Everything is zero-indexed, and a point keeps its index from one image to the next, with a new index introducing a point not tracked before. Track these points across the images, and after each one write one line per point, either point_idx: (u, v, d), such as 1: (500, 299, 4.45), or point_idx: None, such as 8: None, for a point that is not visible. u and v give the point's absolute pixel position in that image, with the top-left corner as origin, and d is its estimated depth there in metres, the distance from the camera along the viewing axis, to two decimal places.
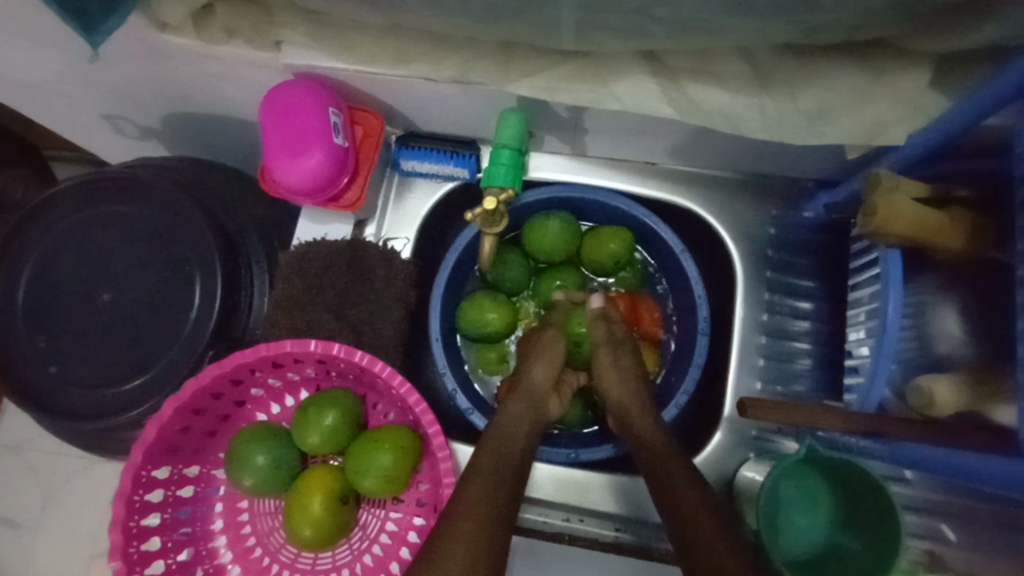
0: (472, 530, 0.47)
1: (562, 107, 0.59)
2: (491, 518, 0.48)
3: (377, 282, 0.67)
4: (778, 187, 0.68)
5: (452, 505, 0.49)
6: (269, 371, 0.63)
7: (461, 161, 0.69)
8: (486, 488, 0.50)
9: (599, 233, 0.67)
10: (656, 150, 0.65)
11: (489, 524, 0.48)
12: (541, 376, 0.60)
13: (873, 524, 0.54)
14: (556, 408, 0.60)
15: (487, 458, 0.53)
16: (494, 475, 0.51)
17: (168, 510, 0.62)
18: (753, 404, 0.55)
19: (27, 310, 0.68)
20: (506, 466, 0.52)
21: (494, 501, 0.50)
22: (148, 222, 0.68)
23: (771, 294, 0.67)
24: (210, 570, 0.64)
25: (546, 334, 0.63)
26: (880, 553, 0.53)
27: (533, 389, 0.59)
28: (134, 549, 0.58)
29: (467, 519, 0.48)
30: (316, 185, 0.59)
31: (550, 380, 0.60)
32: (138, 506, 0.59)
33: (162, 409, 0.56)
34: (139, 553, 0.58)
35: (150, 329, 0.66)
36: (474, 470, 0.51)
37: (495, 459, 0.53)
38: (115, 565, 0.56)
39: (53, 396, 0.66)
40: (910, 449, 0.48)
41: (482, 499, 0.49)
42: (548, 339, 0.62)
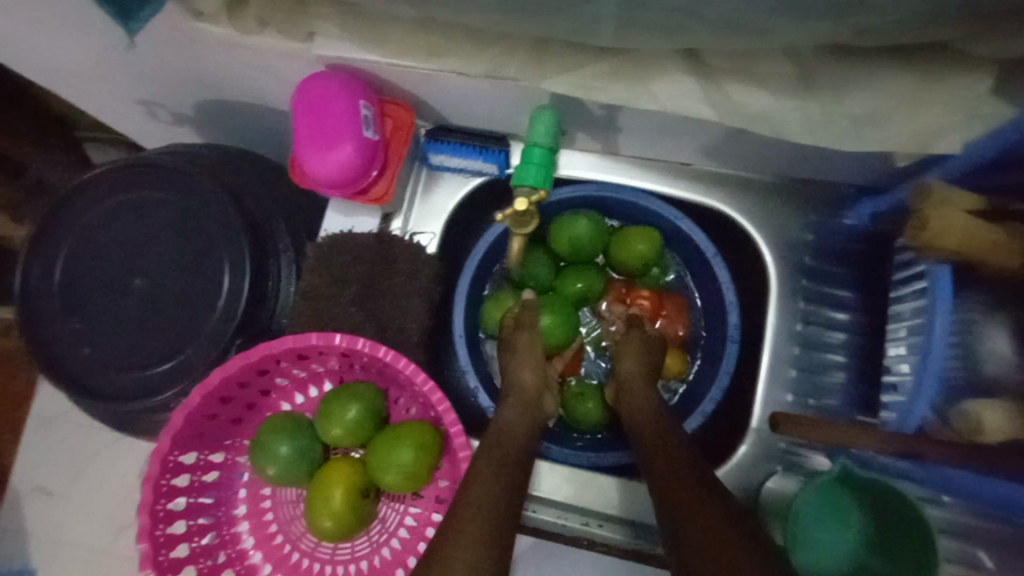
0: (475, 530, 0.47)
1: (597, 105, 0.57)
2: (497, 518, 0.48)
3: (402, 276, 0.67)
4: (818, 192, 0.65)
5: (456, 507, 0.49)
6: (294, 363, 0.63)
7: (490, 157, 0.68)
8: (487, 492, 0.49)
9: (627, 233, 0.67)
10: (693, 151, 0.64)
11: (489, 529, 0.47)
12: (529, 377, 0.62)
13: (910, 548, 0.52)
14: (548, 403, 0.63)
15: (487, 467, 0.52)
16: (492, 486, 0.50)
17: (193, 495, 0.63)
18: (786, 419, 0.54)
19: (62, 291, 0.70)
20: (507, 467, 0.53)
21: (497, 508, 0.49)
22: (180, 210, 0.69)
23: (806, 303, 0.64)
24: (230, 555, 0.64)
25: (521, 338, 0.63)
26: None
27: (525, 394, 0.61)
28: (160, 532, 0.59)
29: (471, 521, 0.47)
30: (345, 179, 0.59)
31: (539, 379, 0.62)
32: (165, 490, 0.59)
33: (190, 396, 0.57)
34: (165, 536, 0.59)
35: (182, 316, 0.68)
36: (474, 477, 0.51)
37: (495, 465, 0.53)
38: (141, 548, 0.57)
39: (87, 376, 0.68)
40: (953, 474, 0.45)
41: (492, 504, 0.49)
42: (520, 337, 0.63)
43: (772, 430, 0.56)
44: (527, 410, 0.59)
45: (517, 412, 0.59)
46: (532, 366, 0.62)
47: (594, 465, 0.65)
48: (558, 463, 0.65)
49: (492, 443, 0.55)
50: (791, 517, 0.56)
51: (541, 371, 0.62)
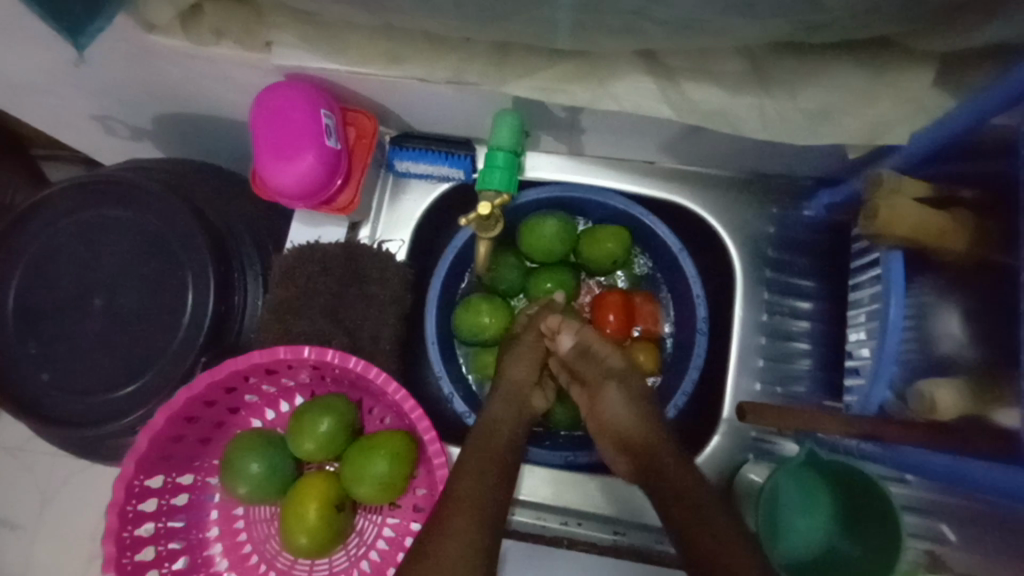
0: (463, 526, 0.49)
1: (559, 107, 0.58)
2: (485, 515, 0.50)
3: (371, 285, 0.66)
4: (778, 186, 0.67)
5: (444, 502, 0.51)
6: (263, 378, 0.62)
7: (456, 162, 0.68)
8: (476, 486, 0.52)
9: (596, 232, 0.68)
10: (656, 150, 0.65)
11: (479, 525, 0.50)
12: (522, 373, 0.62)
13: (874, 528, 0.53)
14: (541, 402, 0.62)
15: (473, 461, 0.54)
16: (479, 482, 0.53)
17: (162, 519, 0.61)
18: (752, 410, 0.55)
19: (17, 315, 0.67)
20: (492, 463, 0.55)
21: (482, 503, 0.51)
22: (140, 226, 0.67)
23: (770, 294, 0.66)
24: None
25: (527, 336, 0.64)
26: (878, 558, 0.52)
27: (515, 389, 0.61)
28: (127, 559, 0.57)
29: (460, 516, 0.50)
30: (308, 189, 0.58)
31: (531, 377, 0.62)
32: (132, 516, 0.58)
33: (154, 418, 0.55)
34: (133, 563, 0.57)
35: (146, 335, 0.66)
36: (463, 471, 0.53)
37: (482, 460, 0.55)
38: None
39: (46, 401, 0.66)
40: (917, 451, 0.47)
41: (476, 497, 0.51)
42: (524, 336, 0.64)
43: (740, 421, 0.56)
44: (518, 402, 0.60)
45: (505, 407, 0.59)
46: (528, 363, 0.62)
47: (568, 463, 0.64)
48: (537, 465, 0.64)
49: (480, 438, 0.56)
50: (761, 505, 0.56)
51: (533, 370, 0.62)
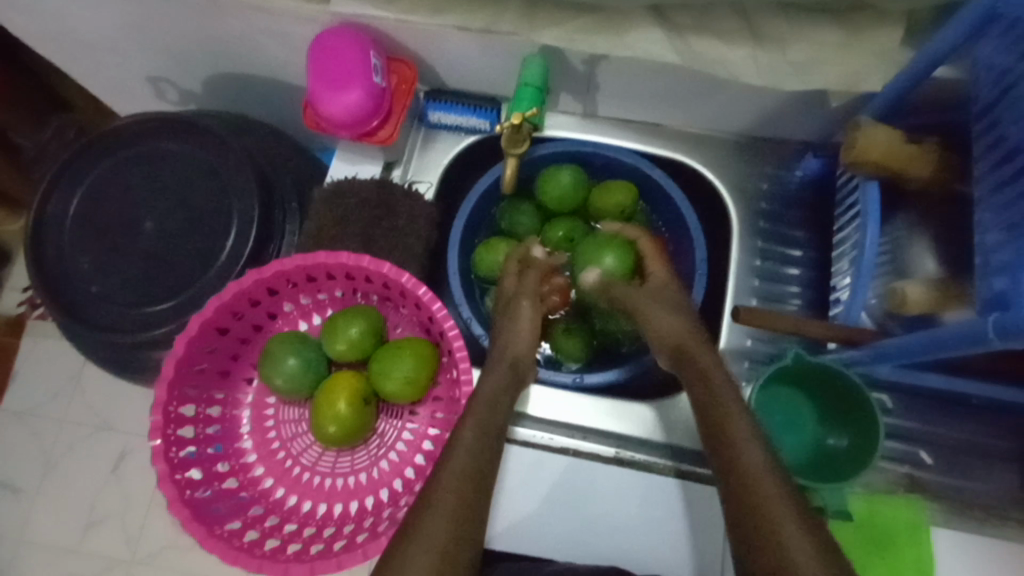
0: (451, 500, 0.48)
1: (578, 59, 0.65)
2: (480, 487, 0.49)
3: (401, 219, 0.72)
4: (772, 149, 0.74)
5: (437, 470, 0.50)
6: (302, 287, 0.67)
7: (483, 115, 0.75)
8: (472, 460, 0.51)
9: (607, 185, 0.75)
10: (661, 110, 0.72)
11: (467, 509, 0.48)
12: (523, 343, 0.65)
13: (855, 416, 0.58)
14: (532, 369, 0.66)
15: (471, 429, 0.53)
16: (479, 455, 0.51)
17: (201, 405, 0.65)
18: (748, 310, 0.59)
19: (72, 235, 0.73)
20: (490, 431, 0.54)
21: (479, 471, 0.50)
22: (192, 160, 0.74)
23: (764, 242, 0.72)
24: (231, 467, 0.65)
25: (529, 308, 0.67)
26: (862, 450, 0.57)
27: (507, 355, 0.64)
28: (171, 431, 0.60)
29: (450, 488, 0.48)
30: (354, 119, 0.65)
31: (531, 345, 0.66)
32: (178, 394, 0.61)
33: (206, 304, 0.59)
34: (175, 436, 0.61)
35: (191, 255, 0.72)
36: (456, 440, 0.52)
37: (480, 432, 0.54)
38: (152, 446, 0.58)
39: (92, 311, 0.71)
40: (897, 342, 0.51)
41: (470, 467, 0.50)
42: (511, 288, 0.69)
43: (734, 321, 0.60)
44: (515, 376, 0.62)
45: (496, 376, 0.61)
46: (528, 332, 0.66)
47: (578, 385, 0.70)
48: (548, 386, 0.69)
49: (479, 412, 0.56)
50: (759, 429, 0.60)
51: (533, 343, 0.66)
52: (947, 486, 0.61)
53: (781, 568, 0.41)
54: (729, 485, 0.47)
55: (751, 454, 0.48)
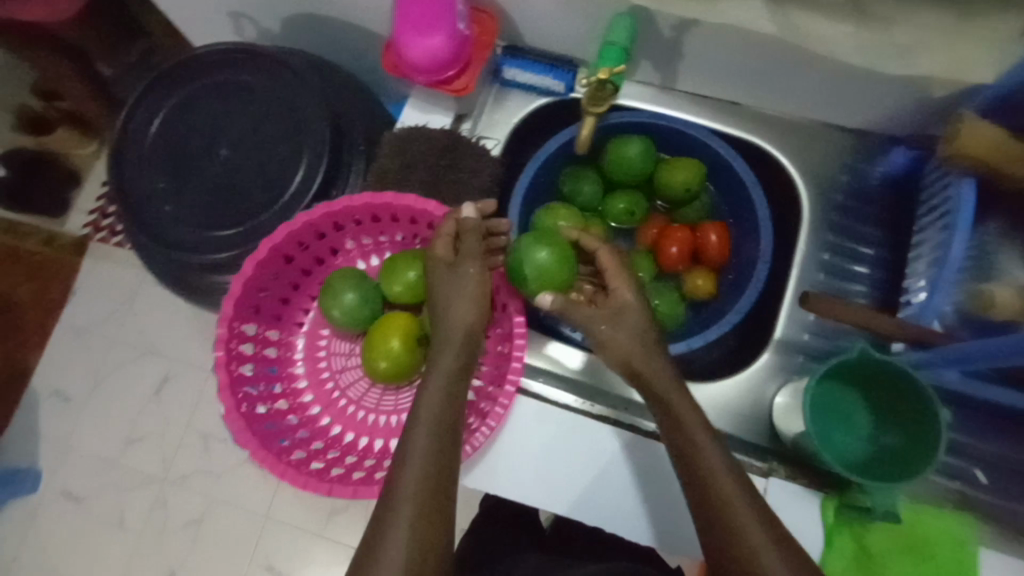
0: (412, 507, 0.49)
1: (667, 24, 0.63)
2: (445, 491, 0.50)
3: (466, 172, 0.72)
4: (855, 140, 0.70)
5: (390, 480, 0.50)
6: (366, 227, 0.68)
7: (559, 75, 0.73)
8: (426, 465, 0.51)
9: (674, 162, 0.74)
10: (744, 89, 0.70)
11: (432, 515, 0.49)
12: (471, 318, 0.58)
13: (913, 411, 0.55)
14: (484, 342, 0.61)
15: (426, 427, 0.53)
16: (433, 461, 0.51)
17: (262, 326, 0.67)
18: (816, 297, 0.58)
19: (151, 156, 0.76)
20: (447, 430, 0.53)
21: (440, 477, 0.50)
22: (271, 94, 0.76)
23: (835, 237, 0.69)
24: (282, 390, 0.68)
25: (474, 272, 0.59)
26: (922, 448, 0.53)
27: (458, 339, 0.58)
28: (234, 345, 0.62)
29: (410, 497, 0.49)
30: (433, 65, 0.66)
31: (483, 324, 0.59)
32: (244, 310, 0.63)
33: (278, 229, 0.61)
34: (237, 350, 0.63)
35: (261, 186, 0.74)
36: (409, 447, 0.52)
37: (437, 433, 0.52)
38: (216, 355, 0.60)
39: (166, 230, 0.74)
40: (969, 346, 0.50)
41: (423, 478, 0.50)
42: (445, 257, 0.59)
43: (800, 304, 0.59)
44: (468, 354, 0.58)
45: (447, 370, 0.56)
46: (472, 309, 0.58)
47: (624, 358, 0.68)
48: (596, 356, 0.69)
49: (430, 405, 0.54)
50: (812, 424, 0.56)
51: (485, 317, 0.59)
52: (996, 506, 0.59)
53: (743, 550, 0.48)
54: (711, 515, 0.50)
55: (712, 461, 0.52)
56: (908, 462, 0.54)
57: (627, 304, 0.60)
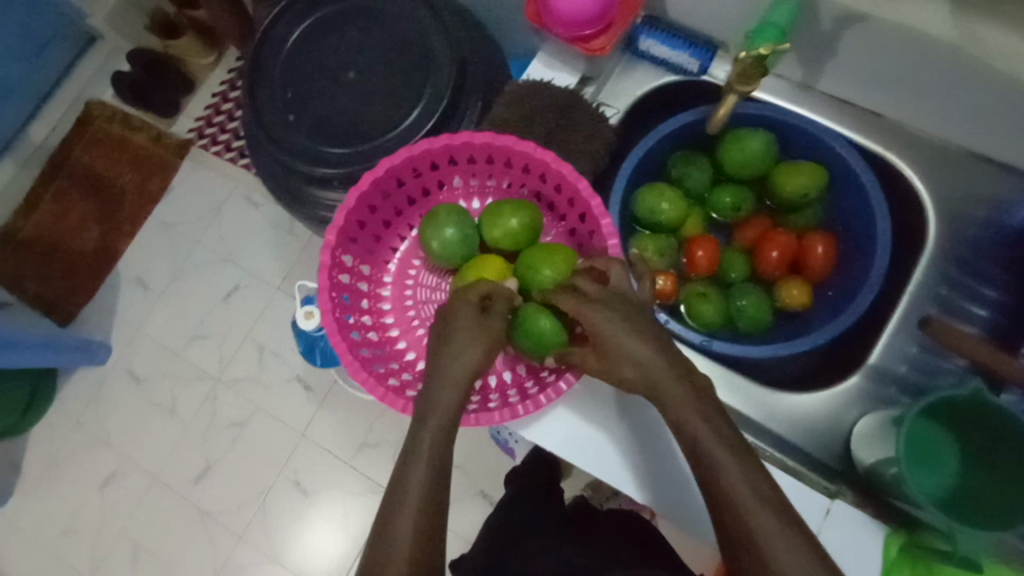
0: (410, 521, 0.47)
1: (829, 15, 0.60)
2: (435, 514, 0.48)
3: (581, 134, 0.72)
4: (1004, 175, 0.65)
5: (390, 494, 0.49)
6: (478, 167, 0.69)
7: (697, 52, 0.71)
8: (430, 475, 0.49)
9: (795, 163, 0.71)
10: (894, 99, 0.66)
11: (428, 534, 0.47)
12: (469, 361, 0.53)
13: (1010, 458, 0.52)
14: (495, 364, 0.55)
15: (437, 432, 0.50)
16: (432, 477, 0.49)
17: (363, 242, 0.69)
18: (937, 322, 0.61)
19: (283, 65, 0.79)
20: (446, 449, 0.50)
21: (435, 495, 0.48)
22: (406, 25, 0.77)
23: (957, 272, 0.65)
24: (368, 306, 0.70)
25: (469, 311, 0.55)
26: (1016, 494, 0.51)
27: (454, 373, 0.52)
28: (338, 252, 0.65)
29: (409, 510, 0.47)
30: (577, 19, 0.65)
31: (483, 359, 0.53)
32: (353, 222, 0.65)
33: (400, 150, 0.62)
34: (339, 258, 0.65)
35: (381, 113, 0.76)
36: (408, 463, 0.49)
37: (437, 453, 0.50)
38: (322, 257, 0.62)
39: (285, 138, 0.78)
40: None
41: (424, 496, 0.48)
42: (447, 312, 0.56)
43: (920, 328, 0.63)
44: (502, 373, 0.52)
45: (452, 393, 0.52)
46: (471, 350, 0.53)
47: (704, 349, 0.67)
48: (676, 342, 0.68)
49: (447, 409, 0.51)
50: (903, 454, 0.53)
51: (484, 355, 0.53)
52: None
53: None
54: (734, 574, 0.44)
55: (744, 498, 0.44)
56: (996, 509, 0.51)
57: (606, 328, 0.50)
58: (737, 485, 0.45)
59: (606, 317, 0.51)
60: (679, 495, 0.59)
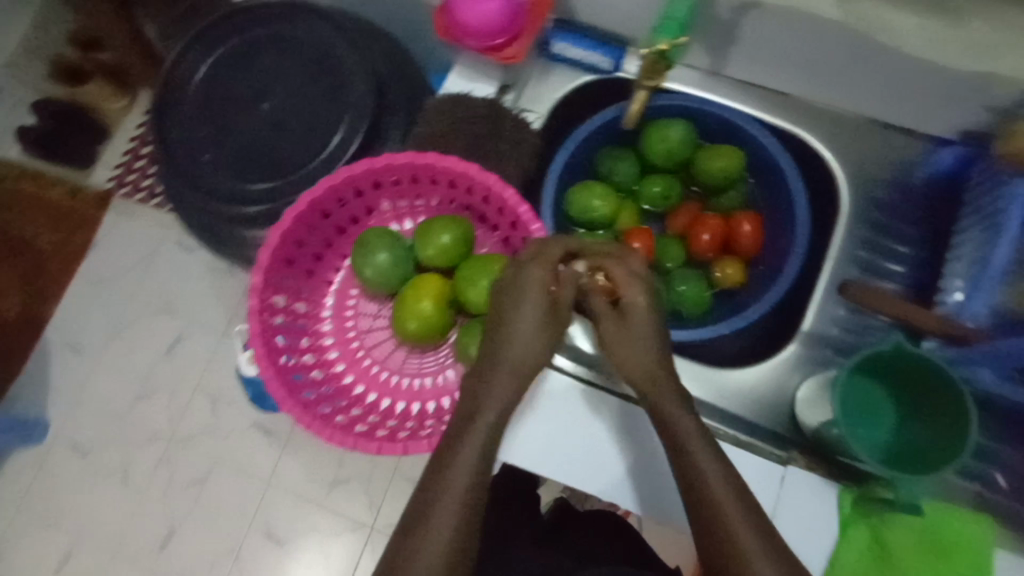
0: (439, 540, 0.44)
1: (725, 5, 0.62)
2: (468, 534, 0.45)
3: (506, 142, 0.72)
4: (902, 138, 0.69)
5: (412, 515, 0.46)
6: (404, 188, 0.68)
7: (609, 51, 0.72)
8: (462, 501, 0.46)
9: (714, 148, 0.73)
10: (796, 78, 0.69)
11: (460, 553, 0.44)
12: (529, 352, 0.53)
13: (938, 405, 0.55)
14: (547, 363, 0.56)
15: (469, 448, 0.49)
16: (460, 490, 0.47)
17: (294, 279, 0.67)
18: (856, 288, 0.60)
19: (193, 103, 0.76)
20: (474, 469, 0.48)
21: (464, 511, 0.46)
22: (316, 50, 0.75)
23: (873, 234, 0.69)
24: (308, 344, 0.68)
25: (528, 303, 0.54)
26: (945, 440, 0.54)
27: (513, 369, 0.52)
28: (266, 293, 0.62)
29: (434, 530, 0.45)
30: (487, 29, 0.65)
31: (543, 353, 0.54)
32: (279, 260, 0.63)
33: (320, 181, 0.61)
34: (269, 299, 0.63)
35: (302, 142, 0.74)
36: (429, 478, 0.48)
37: (471, 467, 0.48)
38: (249, 301, 0.60)
39: (204, 178, 0.75)
40: None
41: (452, 515, 0.45)
42: (509, 295, 0.55)
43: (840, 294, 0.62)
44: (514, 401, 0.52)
45: (506, 384, 0.52)
46: (531, 343, 0.53)
47: None
48: None
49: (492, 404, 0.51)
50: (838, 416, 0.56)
51: (549, 350, 0.54)
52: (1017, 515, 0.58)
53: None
54: (720, 549, 0.45)
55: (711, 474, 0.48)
56: (933, 456, 0.54)
57: (630, 331, 0.54)
58: (724, 492, 0.47)
59: (642, 313, 0.54)
60: (660, 484, 0.59)
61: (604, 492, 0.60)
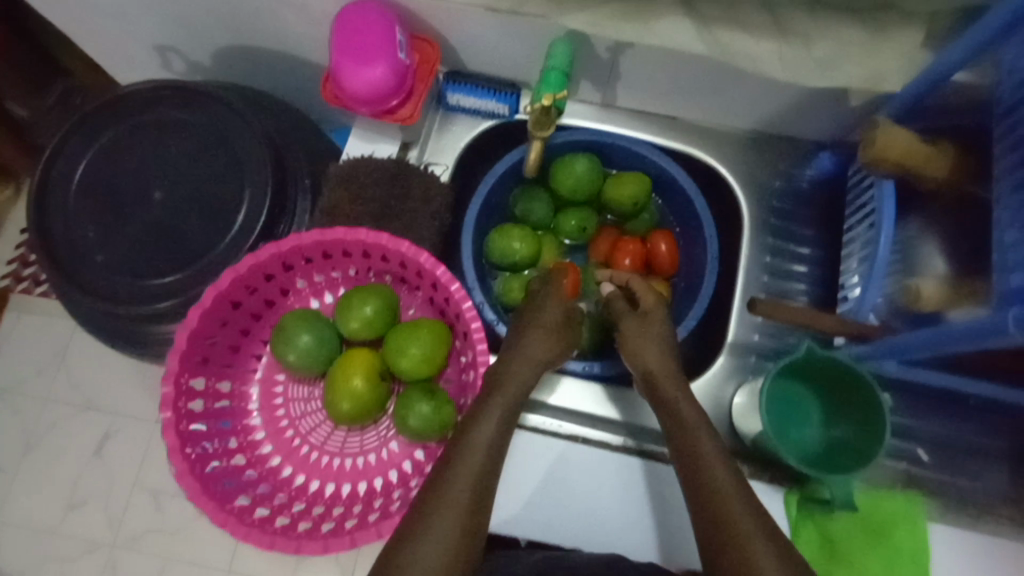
0: (450, 520, 0.49)
1: (602, 45, 0.65)
2: (476, 533, 0.49)
3: (416, 199, 0.71)
4: (786, 147, 0.74)
5: (427, 495, 0.50)
6: (316, 265, 0.66)
7: (503, 98, 0.74)
8: (472, 492, 0.50)
9: (619, 176, 0.75)
10: (681, 103, 0.72)
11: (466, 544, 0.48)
12: (542, 349, 0.60)
13: (855, 399, 0.60)
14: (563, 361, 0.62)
15: (487, 442, 0.53)
16: (477, 477, 0.51)
17: (212, 379, 0.64)
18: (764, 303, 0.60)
19: (76, 204, 0.71)
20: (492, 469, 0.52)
21: (475, 497, 0.50)
22: (203, 132, 0.72)
23: (775, 239, 0.73)
24: (238, 443, 0.65)
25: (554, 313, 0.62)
26: (865, 434, 0.59)
27: (529, 359, 0.59)
28: (182, 403, 0.60)
29: (447, 510, 0.49)
30: (375, 94, 0.65)
31: (556, 351, 0.60)
32: (190, 366, 0.61)
33: (220, 278, 0.58)
34: (186, 408, 0.60)
35: (201, 228, 0.71)
36: (453, 461, 0.52)
37: (487, 451, 0.53)
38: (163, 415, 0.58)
39: (97, 282, 0.70)
40: (902, 338, 0.53)
41: (466, 500, 0.50)
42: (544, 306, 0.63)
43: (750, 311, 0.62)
44: (513, 420, 0.56)
45: (530, 374, 0.59)
46: (552, 341, 0.60)
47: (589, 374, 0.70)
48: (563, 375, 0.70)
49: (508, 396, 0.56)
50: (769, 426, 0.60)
51: (558, 350, 0.60)
52: (942, 482, 0.63)
53: (735, 535, 0.48)
54: (701, 497, 0.51)
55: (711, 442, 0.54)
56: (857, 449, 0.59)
57: (651, 330, 0.63)
58: (729, 484, 0.51)
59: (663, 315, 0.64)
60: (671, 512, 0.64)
61: (628, 544, 0.63)
